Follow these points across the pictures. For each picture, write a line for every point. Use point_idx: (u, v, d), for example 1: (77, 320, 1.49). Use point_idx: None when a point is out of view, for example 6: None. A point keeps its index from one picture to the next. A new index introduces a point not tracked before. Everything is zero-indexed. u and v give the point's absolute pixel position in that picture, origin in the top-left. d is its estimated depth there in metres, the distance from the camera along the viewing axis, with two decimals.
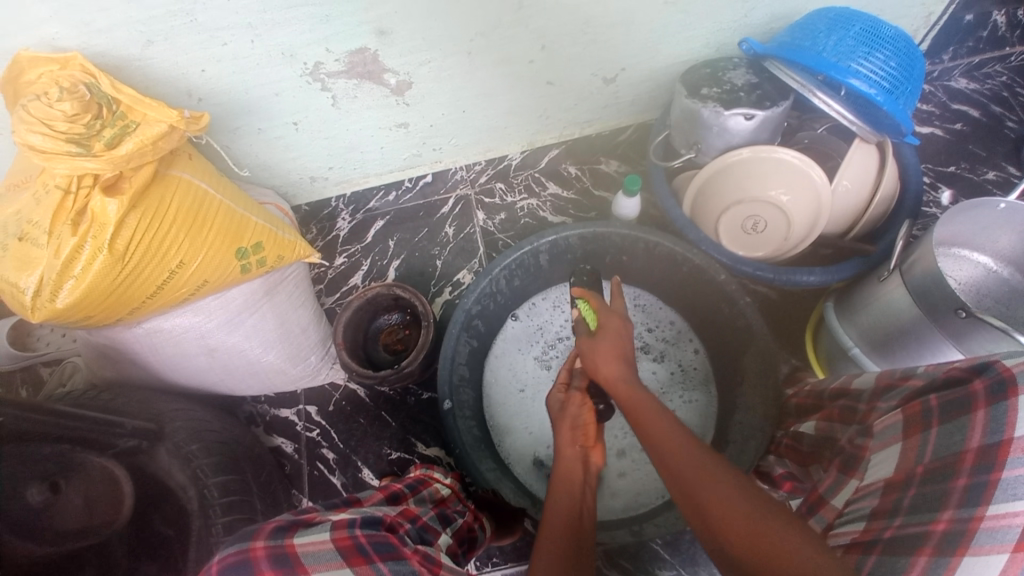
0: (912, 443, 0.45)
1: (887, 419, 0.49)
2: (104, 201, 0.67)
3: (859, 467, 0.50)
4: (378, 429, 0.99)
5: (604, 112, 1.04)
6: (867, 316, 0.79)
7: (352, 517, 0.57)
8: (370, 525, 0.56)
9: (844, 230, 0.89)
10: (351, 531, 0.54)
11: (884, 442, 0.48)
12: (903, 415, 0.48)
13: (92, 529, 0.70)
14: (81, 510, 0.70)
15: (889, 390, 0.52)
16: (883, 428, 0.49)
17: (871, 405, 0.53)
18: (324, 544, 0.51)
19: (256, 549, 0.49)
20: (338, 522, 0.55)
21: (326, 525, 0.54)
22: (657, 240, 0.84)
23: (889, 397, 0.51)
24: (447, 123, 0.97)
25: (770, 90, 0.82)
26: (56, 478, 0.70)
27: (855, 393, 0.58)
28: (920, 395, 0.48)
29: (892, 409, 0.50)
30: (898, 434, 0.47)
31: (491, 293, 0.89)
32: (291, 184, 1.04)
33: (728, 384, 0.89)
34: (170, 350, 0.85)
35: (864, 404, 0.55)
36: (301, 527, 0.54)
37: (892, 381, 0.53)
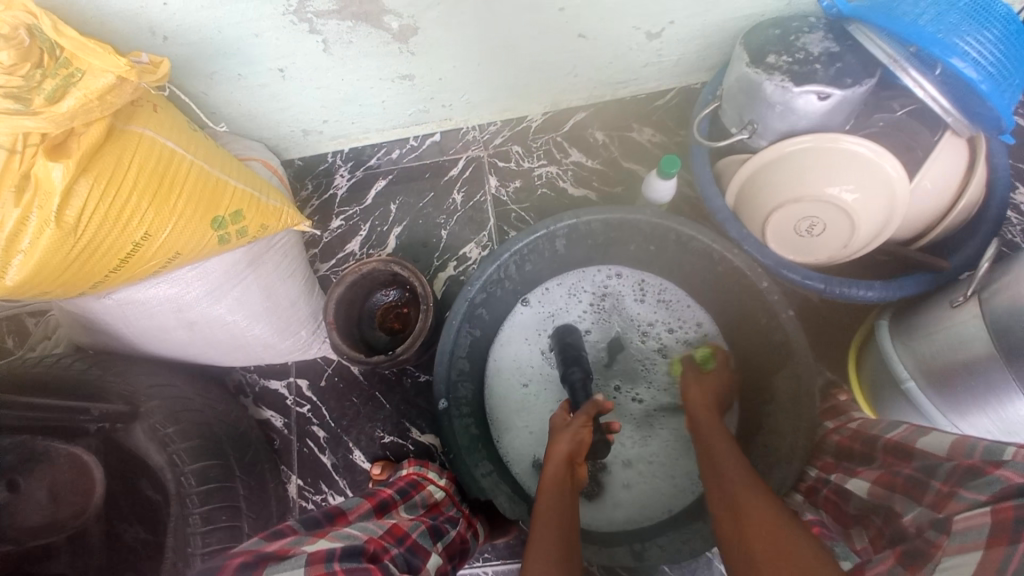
0: (994, 555, 0.42)
1: (971, 518, 0.45)
2: (48, 166, 0.58)
3: (925, 566, 0.47)
4: (371, 410, 0.94)
5: (644, 72, 0.88)
6: (927, 344, 0.68)
7: (331, 548, 0.52)
8: (350, 558, 0.51)
9: (913, 237, 0.77)
10: (329, 568, 0.49)
11: (962, 546, 0.45)
12: (993, 517, 0.44)
13: (61, 522, 0.72)
14: (46, 502, 0.72)
15: (975, 477, 0.48)
16: (964, 527, 0.45)
17: (948, 490, 0.50)
18: None
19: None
20: (315, 556, 0.50)
21: (300, 560, 0.49)
22: (692, 234, 0.72)
23: (975, 487, 0.47)
24: (458, 76, 0.83)
25: (853, 63, 0.67)
26: (15, 476, 0.70)
27: (926, 464, 0.54)
28: (1015, 496, 0.44)
29: (980, 506, 0.46)
30: (982, 538, 0.44)
31: (498, 279, 0.79)
32: (282, 137, 0.92)
33: (753, 400, 0.80)
34: (146, 321, 0.78)
35: (940, 484, 0.51)
36: (272, 561, 0.50)
37: (977, 463, 0.49)
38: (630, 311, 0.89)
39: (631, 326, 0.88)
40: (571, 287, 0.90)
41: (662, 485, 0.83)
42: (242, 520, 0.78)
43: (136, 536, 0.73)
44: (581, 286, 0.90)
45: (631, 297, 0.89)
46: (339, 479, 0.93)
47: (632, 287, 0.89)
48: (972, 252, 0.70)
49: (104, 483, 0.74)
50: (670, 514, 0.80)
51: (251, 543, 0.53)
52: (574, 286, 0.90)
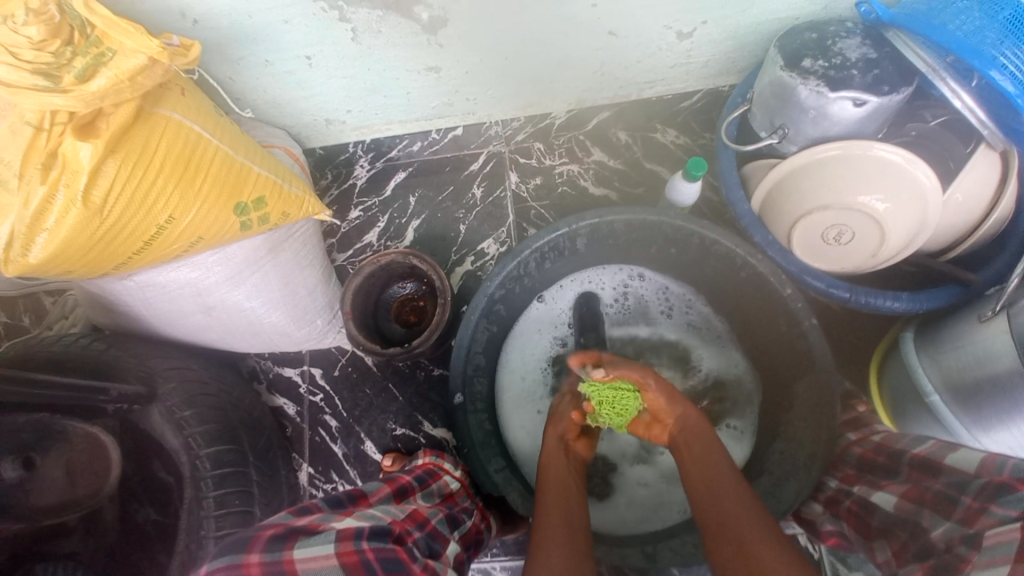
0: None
1: (1002, 533, 0.45)
2: (76, 145, 0.59)
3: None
4: (384, 402, 0.94)
5: (671, 73, 0.88)
6: (952, 357, 0.67)
7: (359, 526, 0.52)
8: (377, 537, 0.51)
9: (941, 248, 0.75)
10: (359, 546, 0.49)
11: (991, 560, 0.45)
12: (1022, 532, 0.44)
13: (74, 502, 0.72)
14: (60, 482, 0.72)
15: (1005, 493, 0.48)
16: (995, 542, 0.46)
17: (979, 506, 0.49)
18: (327, 560, 0.47)
19: (249, 565, 0.46)
20: (344, 532, 0.50)
21: (329, 536, 0.49)
22: (717, 238, 0.71)
23: (1007, 503, 0.47)
24: (485, 70, 0.83)
25: (890, 71, 0.66)
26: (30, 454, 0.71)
27: (955, 480, 0.53)
28: None
29: (1010, 522, 0.46)
30: (1010, 555, 0.44)
31: (517, 276, 0.78)
32: (305, 125, 0.92)
33: (771, 407, 0.79)
34: (165, 304, 0.79)
35: (970, 499, 0.50)
36: (302, 536, 0.50)
37: (1010, 482, 0.48)
38: (653, 313, 0.88)
39: (653, 328, 0.88)
40: (586, 285, 0.89)
41: (677, 490, 0.82)
42: (254, 506, 0.78)
43: (147, 517, 0.74)
44: (593, 281, 0.89)
45: (654, 300, 0.89)
46: (349, 469, 0.93)
47: (650, 286, 0.89)
48: (1003, 265, 0.68)
49: (120, 463, 0.74)
50: (682, 519, 0.79)
51: (278, 517, 0.53)
52: (586, 282, 0.89)
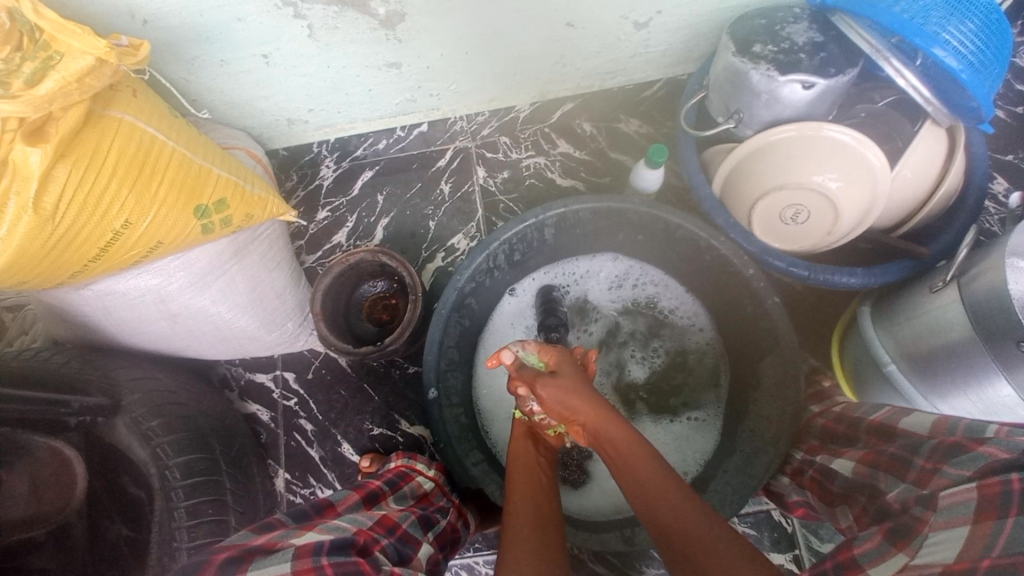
0: (982, 530, 0.44)
1: (957, 494, 0.47)
2: (26, 150, 0.57)
3: (910, 541, 0.48)
4: (360, 402, 0.93)
5: (630, 63, 0.89)
6: (908, 328, 0.70)
7: (320, 541, 0.52)
8: (339, 551, 0.51)
9: (893, 224, 0.78)
10: (317, 561, 0.48)
11: (949, 521, 0.46)
12: (978, 492, 0.46)
13: (40, 519, 0.69)
14: (26, 500, 0.70)
15: (959, 453, 0.49)
16: (950, 503, 0.47)
17: (932, 466, 0.51)
18: None
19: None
20: (302, 550, 0.50)
21: (287, 554, 0.49)
22: (680, 222, 0.73)
23: (959, 463, 0.49)
24: (447, 65, 0.83)
25: (836, 53, 0.68)
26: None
27: (910, 443, 0.56)
28: (998, 471, 0.46)
29: (965, 481, 0.47)
30: (969, 514, 0.45)
31: (487, 269, 0.79)
32: (266, 126, 0.91)
33: (739, 386, 0.82)
34: (126, 313, 0.77)
35: (923, 460, 0.53)
36: (259, 556, 0.49)
37: (961, 441, 0.50)
38: (626, 300, 0.90)
39: (627, 315, 0.90)
40: (554, 276, 0.90)
41: None
42: (229, 514, 0.77)
43: (120, 533, 0.71)
44: (558, 272, 0.90)
45: (627, 288, 0.90)
46: (327, 472, 0.92)
47: (618, 274, 0.90)
48: (951, 239, 0.71)
49: (86, 477, 0.72)
50: None
51: (239, 537, 0.53)
52: (551, 275, 0.90)
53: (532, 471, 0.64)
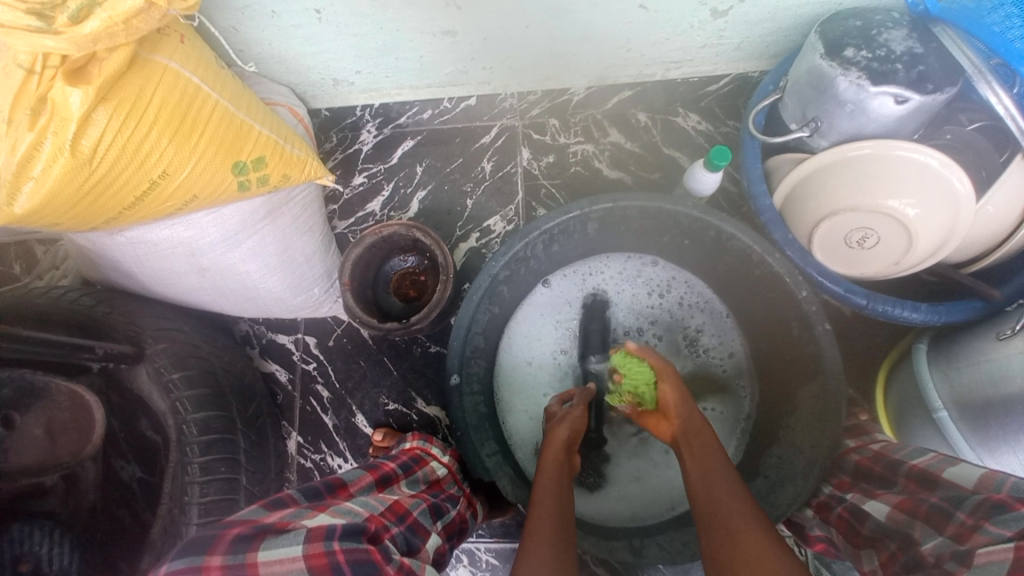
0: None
1: (995, 553, 0.43)
2: (66, 90, 0.54)
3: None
4: (378, 376, 0.92)
5: (700, 54, 0.83)
6: (967, 375, 0.65)
7: (333, 523, 0.50)
8: (351, 537, 0.49)
9: (965, 260, 0.72)
10: (328, 547, 0.47)
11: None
12: (1014, 553, 0.42)
13: (57, 461, 0.70)
14: (43, 441, 0.70)
15: (1002, 512, 0.46)
16: (985, 561, 0.43)
17: (973, 523, 0.47)
18: (294, 562, 0.46)
19: (211, 567, 0.45)
20: (315, 532, 0.48)
21: (299, 536, 0.48)
22: (733, 232, 0.68)
23: (1002, 522, 0.45)
24: (503, 38, 0.78)
25: (937, 67, 0.62)
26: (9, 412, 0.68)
27: (951, 492, 0.52)
28: None
29: (1004, 541, 0.44)
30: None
31: (523, 258, 0.75)
32: (311, 84, 0.88)
33: (772, 408, 0.78)
34: (157, 263, 0.76)
35: (964, 515, 0.48)
36: (270, 534, 0.48)
37: (1008, 500, 0.46)
38: (672, 305, 0.86)
39: (671, 320, 0.85)
40: (588, 270, 0.87)
41: (670, 480, 0.81)
42: (241, 473, 0.77)
43: (133, 474, 0.73)
44: (599, 268, 0.87)
45: (675, 293, 0.86)
46: (339, 441, 0.92)
47: (665, 277, 0.86)
48: None
49: (104, 425, 0.72)
50: (671, 514, 0.79)
51: (250, 512, 0.52)
52: (589, 271, 0.87)
53: (559, 469, 0.61)
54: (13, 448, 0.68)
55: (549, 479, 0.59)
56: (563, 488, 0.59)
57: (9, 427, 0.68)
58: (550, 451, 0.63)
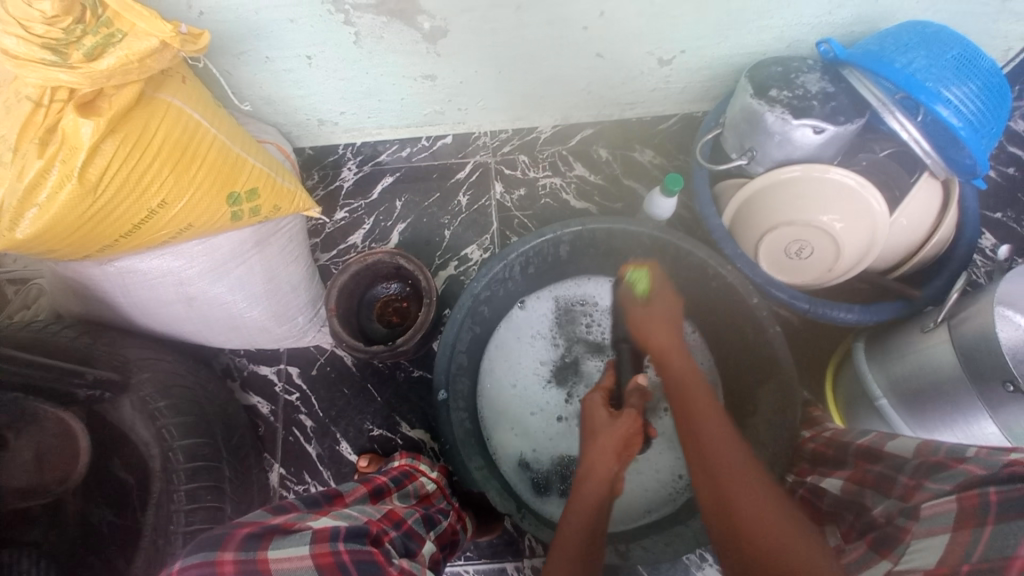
0: (963, 538, 0.45)
1: (938, 505, 0.49)
2: (78, 121, 0.59)
3: (893, 549, 0.50)
4: (361, 402, 0.94)
5: (651, 96, 0.94)
6: (900, 365, 0.73)
7: (337, 526, 0.52)
8: (355, 539, 0.51)
9: (889, 267, 0.83)
10: (334, 547, 0.49)
11: (930, 529, 0.48)
12: (958, 503, 0.47)
13: (44, 487, 0.71)
14: (32, 465, 0.71)
15: (940, 471, 0.52)
16: (931, 513, 0.49)
17: (915, 482, 0.53)
18: (301, 561, 0.47)
19: (224, 563, 0.46)
20: (321, 534, 0.50)
21: (305, 537, 0.50)
22: (689, 248, 0.76)
23: (941, 479, 0.51)
24: (478, 82, 0.87)
25: (846, 103, 0.74)
26: (6, 432, 0.70)
27: (892, 461, 0.58)
28: (978, 484, 0.47)
29: (945, 494, 0.49)
30: (949, 524, 0.47)
31: (502, 278, 0.81)
32: (297, 124, 0.94)
33: (736, 411, 0.84)
34: (144, 293, 0.77)
35: (907, 477, 0.55)
36: (277, 536, 0.50)
37: (941, 460, 0.53)
38: None
39: None
40: (564, 292, 0.93)
41: (649, 484, 0.86)
42: (226, 502, 0.76)
43: (103, 517, 0.72)
44: (576, 293, 0.93)
45: None
46: (323, 470, 0.92)
47: None
48: (942, 284, 0.76)
49: (89, 452, 0.72)
50: (653, 515, 0.83)
51: (256, 515, 0.53)
52: (566, 295, 0.93)
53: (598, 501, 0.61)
54: (6, 467, 0.70)
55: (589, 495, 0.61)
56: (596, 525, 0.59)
57: (3, 447, 0.70)
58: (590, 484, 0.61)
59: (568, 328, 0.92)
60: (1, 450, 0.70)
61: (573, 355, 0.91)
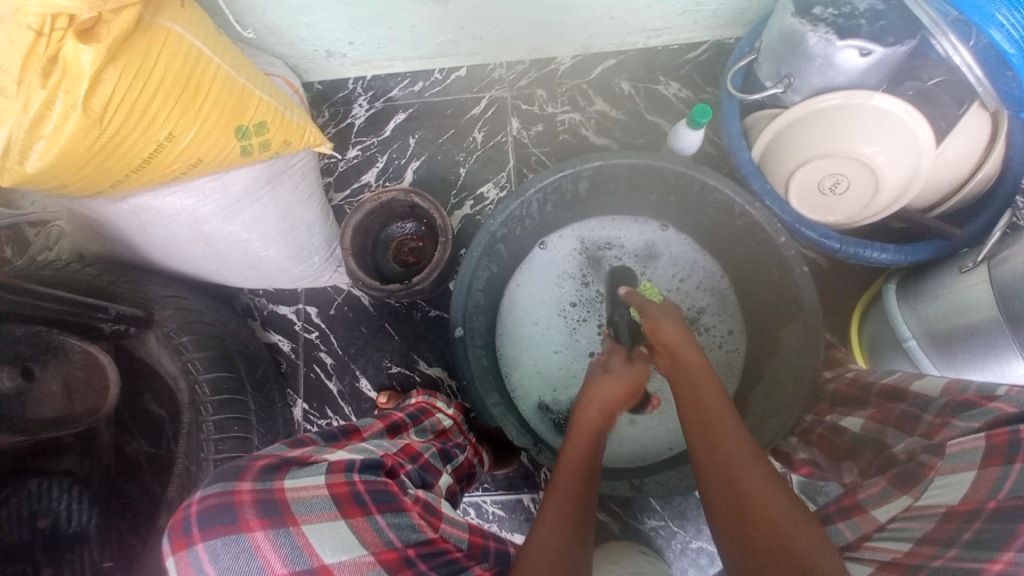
0: (989, 475, 0.45)
1: (965, 442, 0.47)
2: (78, 48, 0.56)
3: (915, 484, 0.50)
4: (380, 340, 0.95)
5: (680, 21, 0.88)
6: (933, 308, 0.71)
7: (352, 459, 0.54)
8: (369, 470, 0.53)
9: (928, 206, 0.79)
10: (350, 477, 0.51)
11: (955, 466, 0.47)
12: (987, 441, 0.46)
13: (73, 417, 0.74)
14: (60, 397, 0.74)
15: (968, 409, 0.50)
16: (957, 450, 0.48)
17: (942, 420, 0.52)
18: (317, 490, 0.49)
19: (242, 492, 0.47)
20: (336, 465, 0.52)
21: (321, 468, 0.51)
22: (716, 184, 0.73)
23: (969, 417, 0.50)
24: (494, 7, 0.81)
25: (897, 23, 0.67)
26: (29, 364, 0.72)
27: (917, 399, 0.57)
28: (1009, 423, 0.46)
29: (973, 431, 0.48)
30: (974, 461, 0.46)
31: (519, 217, 0.79)
32: (305, 57, 0.90)
33: (758, 353, 0.83)
34: (160, 231, 0.77)
35: (933, 416, 0.54)
36: (294, 467, 0.51)
37: (970, 399, 0.51)
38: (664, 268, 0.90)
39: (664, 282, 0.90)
40: (589, 233, 0.91)
41: (665, 423, 0.86)
42: (253, 433, 0.79)
43: (138, 448, 0.75)
44: (601, 233, 0.91)
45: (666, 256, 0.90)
46: (344, 406, 0.94)
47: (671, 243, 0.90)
48: (986, 222, 0.72)
49: (118, 387, 0.76)
50: (668, 452, 0.84)
51: (273, 448, 0.55)
52: (590, 235, 0.91)
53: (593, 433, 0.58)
54: (32, 400, 0.72)
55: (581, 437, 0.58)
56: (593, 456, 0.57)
57: (30, 378, 0.72)
58: (590, 413, 0.59)
59: (591, 269, 0.90)
60: (27, 381, 0.71)
61: (594, 297, 0.90)
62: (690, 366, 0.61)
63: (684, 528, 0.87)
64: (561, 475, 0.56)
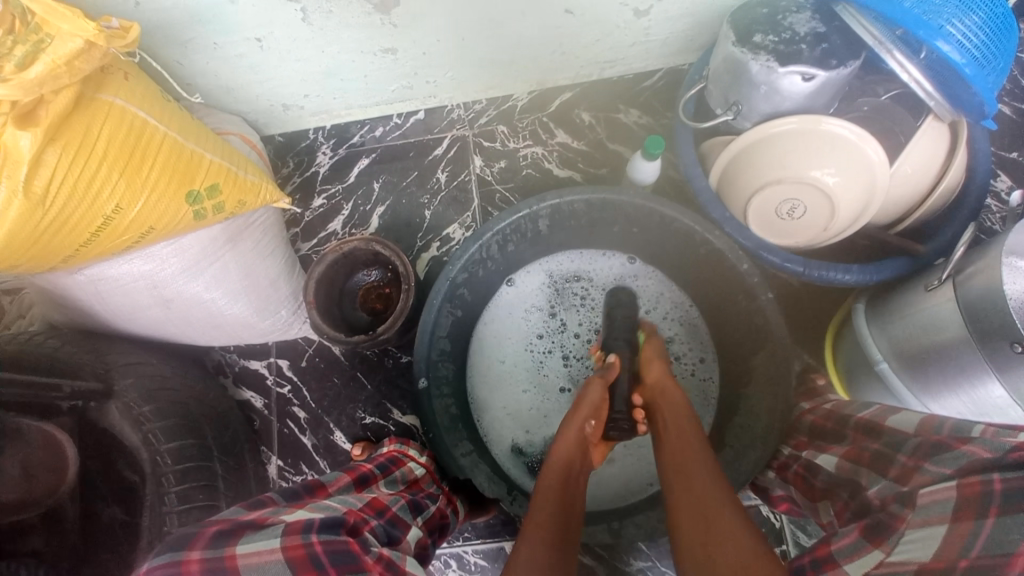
0: (961, 530, 0.43)
1: (937, 492, 0.46)
2: (16, 134, 0.57)
3: (886, 537, 0.48)
4: (353, 391, 0.93)
5: (632, 52, 0.88)
6: (902, 327, 0.69)
7: (311, 518, 0.51)
8: (330, 529, 0.50)
9: (891, 222, 0.77)
10: (306, 539, 0.48)
11: (926, 518, 0.45)
12: (958, 491, 0.44)
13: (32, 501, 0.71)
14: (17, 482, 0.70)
15: (941, 452, 0.48)
16: (929, 501, 0.46)
17: (914, 463, 0.50)
18: (272, 554, 0.47)
19: (191, 562, 0.46)
20: (293, 526, 0.49)
21: (277, 530, 0.49)
22: (674, 215, 0.72)
23: (941, 461, 0.48)
24: (442, 52, 0.82)
25: (839, 45, 0.67)
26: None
27: (893, 438, 0.55)
28: (981, 469, 0.44)
29: (945, 478, 0.46)
30: (945, 514, 0.44)
31: (480, 259, 0.78)
32: (262, 111, 0.90)
33: (731, 381, 0.81)
34: (119, 298, 0.77)
35: (906, 457, 0.52)
36: (249, 531, 0.49)
37: (944, 439, 0.49)
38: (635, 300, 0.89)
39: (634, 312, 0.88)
40: (557, 267, 0.90)
41: (647, 455, 0.84)
42: (220, 500, 0.78)
43: (114, 515, 0.73)
44: (569, 266, 0.90)
45: (638, 286, 0.89)
46: (319, 460, 0.93)
47: (645, 274, 0.89)
48: (950, 237, 0.70)
49: (77, 463, 0.73)
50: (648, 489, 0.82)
51: (231, 512, 0.53)
52: (557, 268, 0.90)
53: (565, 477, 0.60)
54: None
55: (553, 482, 0.59)
56: (568, 496, 0.58)
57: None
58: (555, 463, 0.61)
59: (559, 303, 0.89)
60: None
61: (562, 331, 0.89)
62: (677, 406, 0.64)
63: (671, 567, 0.85)
64: (539, 512, 0.56)
